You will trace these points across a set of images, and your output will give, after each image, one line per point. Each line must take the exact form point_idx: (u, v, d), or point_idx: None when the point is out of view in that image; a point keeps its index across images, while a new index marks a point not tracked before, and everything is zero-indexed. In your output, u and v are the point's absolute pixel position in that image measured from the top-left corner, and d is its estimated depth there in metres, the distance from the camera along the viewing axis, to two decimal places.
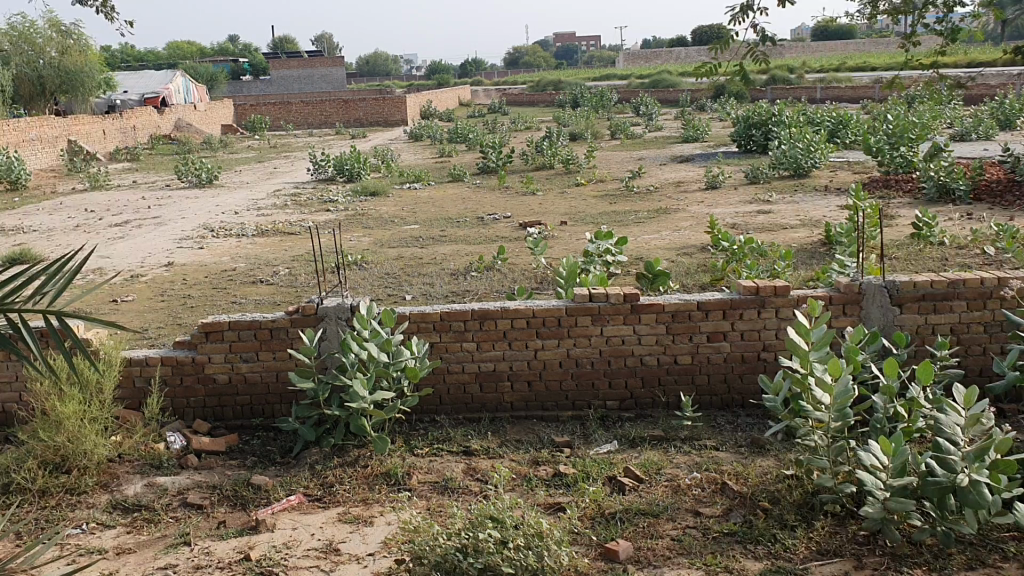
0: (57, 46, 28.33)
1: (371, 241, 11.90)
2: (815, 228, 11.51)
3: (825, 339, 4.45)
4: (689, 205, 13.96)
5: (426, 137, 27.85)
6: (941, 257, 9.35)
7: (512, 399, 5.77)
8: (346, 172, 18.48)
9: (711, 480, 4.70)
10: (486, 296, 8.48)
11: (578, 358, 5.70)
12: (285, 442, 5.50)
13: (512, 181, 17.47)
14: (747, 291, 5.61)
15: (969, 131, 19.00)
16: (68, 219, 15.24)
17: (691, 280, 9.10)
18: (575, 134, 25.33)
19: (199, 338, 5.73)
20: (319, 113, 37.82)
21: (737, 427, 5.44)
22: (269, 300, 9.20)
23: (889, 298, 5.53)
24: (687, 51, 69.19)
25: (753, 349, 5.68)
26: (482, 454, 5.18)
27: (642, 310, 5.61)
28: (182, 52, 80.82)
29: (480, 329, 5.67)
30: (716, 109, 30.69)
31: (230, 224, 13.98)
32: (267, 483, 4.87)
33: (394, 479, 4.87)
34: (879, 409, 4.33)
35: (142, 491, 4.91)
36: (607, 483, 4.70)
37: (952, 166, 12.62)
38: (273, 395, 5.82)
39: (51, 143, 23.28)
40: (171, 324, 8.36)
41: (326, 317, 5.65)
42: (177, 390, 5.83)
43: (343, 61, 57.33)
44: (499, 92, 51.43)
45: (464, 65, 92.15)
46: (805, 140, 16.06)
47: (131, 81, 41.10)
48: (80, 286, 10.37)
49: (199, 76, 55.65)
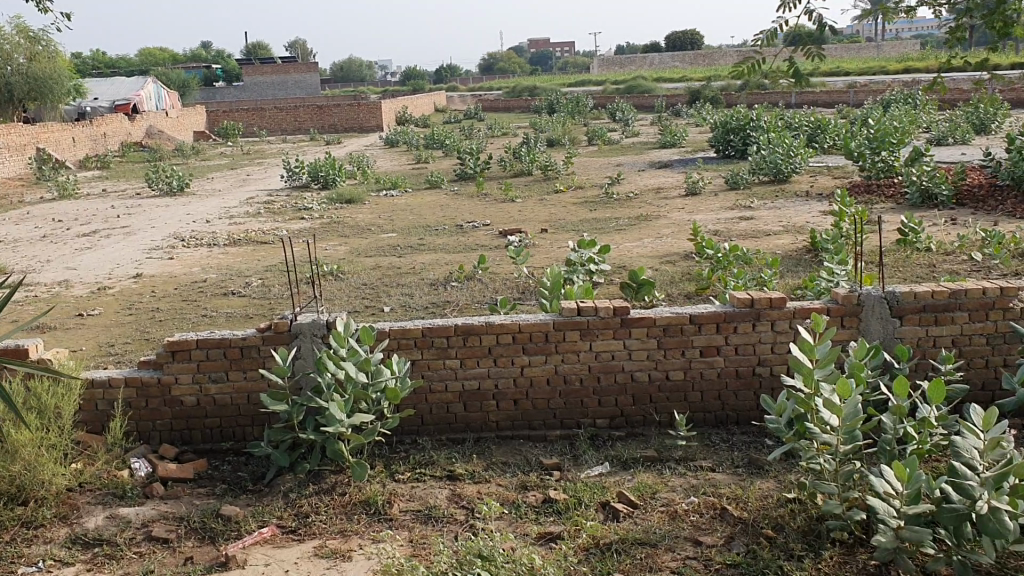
0: (25, 52, 27.72)
1: (346, 250, 11.57)
2: (798, 234, 11.35)
3: (830, 357, 4.22)
4: (670, 211, 13.77)
5: (402, 143, 27.53)
6: (929, 264, 9.19)
7: (497, 419, 5.50)
8: (321, 178, 18.16)
9: (709, 504, 4.45)
10: (467, 307, 8.22)
11: (567, 374, 5.44)
12: (258, 468, 5.20)
13: (490, 187, 17.25)
14: (740, 303, 5.38)
15: (946, 136, 18.99)
16: (35, 228, 14.82)
17: (676, 290, 8.87)
18: (552, 140, 25.15)
19: (165, 357, 5.42)
20: (293, 119, 37.39)
21: (734, 446, 5.19)
22: (242, 313, 8.87)
23: (888, 309, 5.32)
24: (662, 57, 69.46)
25: (748, 363, 5.44)
26: (468, 478, 4.90)
27: (633, 324, 5.37)
28: (153, 57, 80.01)
29: (463, 346, 5.40)
30: (693, 113, 30.67)
31: (202, 234, 13.61)
32: (237, 514, 4.57)
33: (373, 509, 4.58)
34: (887, 429, 4.10)
35: (104, 525, 4.59)
36: (600, 510, 4.45)
37: (935, 171, 12.47)
38: (244, 417, 5.51)
39: (18, 150, 22.77)
40: (139, 339, 8.02)
41: (299, 335, 5.37)
42: (142, 413, 5.51)
43: (316, 68, 56.88)
44: (474, 99, 51.30)
45: (438, 72, 91.77)
46: (785, 145, 15.93)
47: (102, 88, 40.46)
48: (44, 300, 9.99)
49: (171, 82, 55.11)
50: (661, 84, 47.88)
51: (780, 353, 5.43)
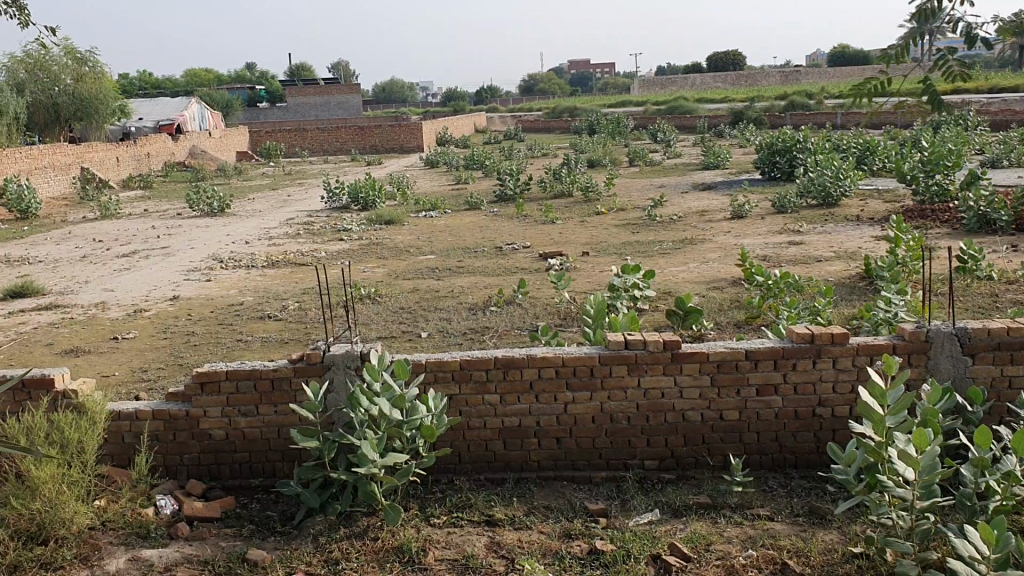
0: (72, 73, 28.14)
1: (384, 272, 11.39)
2: (850, 260, 10.94)
3: (903, 403, 3.89)
4: (716, 234, 13.40)
5: (442, 163, 27.48)
6: (991, 294, 8.76)
7: (539, 458, 5.20)
8: (361, 200, 18.09)
9: (769, 558, 4.10)
10: (506, 334, 7.96)
11: (613, 413, 5.14)
12: (287, 507, 4.97)
13: (531, 209, 16.99)
14: (800, 338, 5.05)
15: (1000, 158, 18.43)
16: (75, 249, 14.81)
17: (724, 317, 8.52)
18: (593, 160, 24.91)
19: (194, 389, 5.21)
20: (334, 139, 37.54)
21: (793, 492, 4.86)
22: (277, 338, 8.65)
23: (959, 347, 4.96)
24: (704, 78, 69.11)
25: (808, 404, 5.09)
26: (507, 524, 4.62)
27: (683, 359, 5.06)
28: (198, 78, 81.33)
29: (504, 379, 5.13)
30: (738, 135, 30.27)
31: (240, 255, 13.51)
32: (264, 559, 4.31)
33: (406, 557, 4.30)
34: (968, 481, 3.77)
35: (125, 567, 4.35)
36: (651, 564, 4.13)
37: (993, 196, 11.98)
38: (275, 452, 5.27)
39: (64, 169, 22.98)
40: (173, 365, 7.84)
41: (332, 367, 5.13)
42: (169, 447, 5.30)
43: (358, 88, 57.22)
44: (514, 120, 51.20)
45: (479, 93, 91.93)
46: (834, 166, 15.47)
47: (147, 108, 40.94)
48: (80, 322, 9.89)
49: (214, 103, 55.83)
50: (704, 105, 47.54)
51: (842, 392, 5.08)
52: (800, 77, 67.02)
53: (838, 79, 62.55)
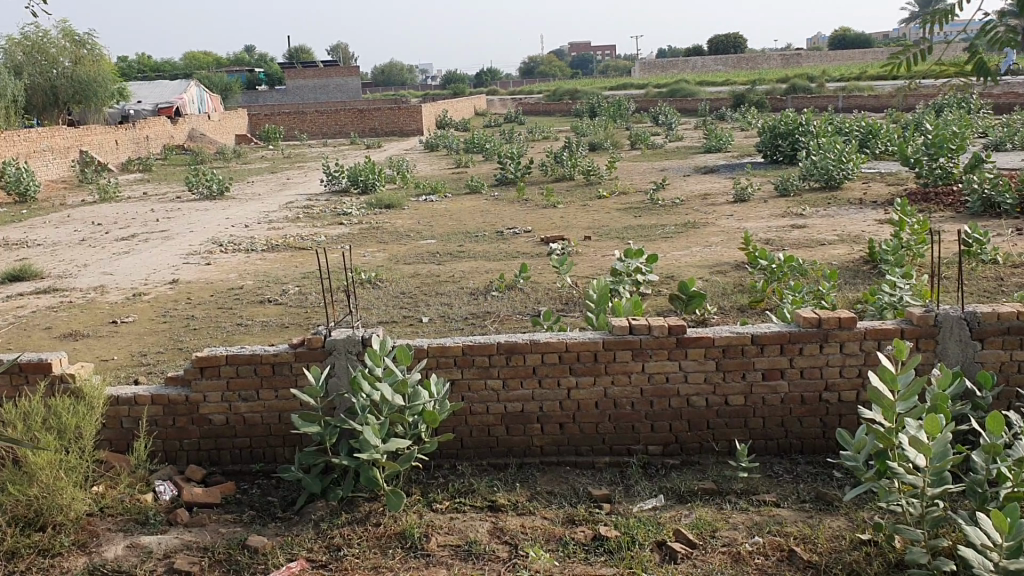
0: (71, 56, 27.97)
1: (384, 257, 11.30)
2: (854, 244, 10.85)
3: (913, 389, 3.83)
4: (718, 218, 13.31)
5: (443, 147, 27.36)
6: (996, 278, 8.67)
7: (542, 443, 5.14)
8: (360, 183, 17.97)
9: (776, 545, 4.06)
10: (508, 319, 7.89)
11: (617, 398, 5.08)
12: (288, 493, 4.92)
13: (532, 193, 16.90)
14: (807, 323, 4.98)
15: (1004, 141, 18.30)
16: (74, 232, 14.71)
17: (728, 302, 8.44)
18: (595, 143, 24.79)
19: (193, 374, 5.15)
20: (334, 122, 37.36)
21: (799, 477, 4.81)
22: (276, 322, 8.58)
23: (968, 332, 4.91)
24: (705, 61, 68.82)
25: (814, 389, 5.03)
26: (511, 509, 4.57)
27: (688, 344, 5.00)
28: (197, 61, 80.83)
29: (507, 365, 5.07)
30: (739, 118, 30.15)
31: (240, 238, 13.43)
32: (264, 545, 4.25)
33: (408, 543, 4.25)
34: (979, 469, 3.71)
35: (123, 555, 4.29)
36: (656, 551, 4.08)
37: (998, 179, 11.89)
38: (275, 438, 5.21)
39: (63, 152, 22.86)
40: (173, 349, 7.77)
41: (334, 352, 5.07)
42: (169, 432, 5.25)
43: (358, 71, 56.95)
44: (515, 102, 51.01)
45: (479, 76, 91.60)
46: (837, 149, 15.35)
47: (146, 91, 40.72)
48: (79, 306, 9.83)
49: (214, 86, 55.57)
50: (706, 88, 47.38)
51: (848, 377, 5.02)
52: (800, 59, 66.64)
53: (839, 62, 62.24)
